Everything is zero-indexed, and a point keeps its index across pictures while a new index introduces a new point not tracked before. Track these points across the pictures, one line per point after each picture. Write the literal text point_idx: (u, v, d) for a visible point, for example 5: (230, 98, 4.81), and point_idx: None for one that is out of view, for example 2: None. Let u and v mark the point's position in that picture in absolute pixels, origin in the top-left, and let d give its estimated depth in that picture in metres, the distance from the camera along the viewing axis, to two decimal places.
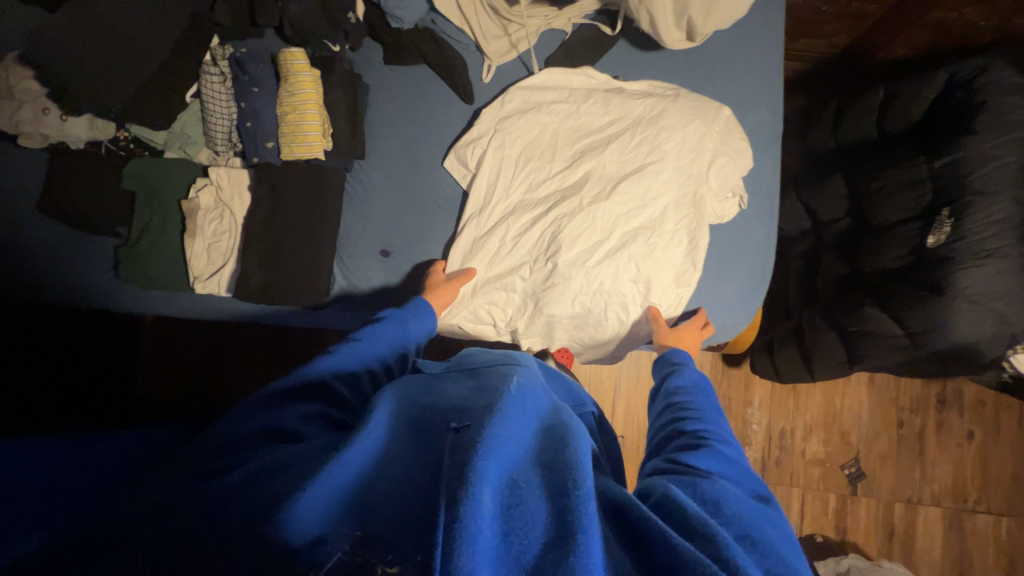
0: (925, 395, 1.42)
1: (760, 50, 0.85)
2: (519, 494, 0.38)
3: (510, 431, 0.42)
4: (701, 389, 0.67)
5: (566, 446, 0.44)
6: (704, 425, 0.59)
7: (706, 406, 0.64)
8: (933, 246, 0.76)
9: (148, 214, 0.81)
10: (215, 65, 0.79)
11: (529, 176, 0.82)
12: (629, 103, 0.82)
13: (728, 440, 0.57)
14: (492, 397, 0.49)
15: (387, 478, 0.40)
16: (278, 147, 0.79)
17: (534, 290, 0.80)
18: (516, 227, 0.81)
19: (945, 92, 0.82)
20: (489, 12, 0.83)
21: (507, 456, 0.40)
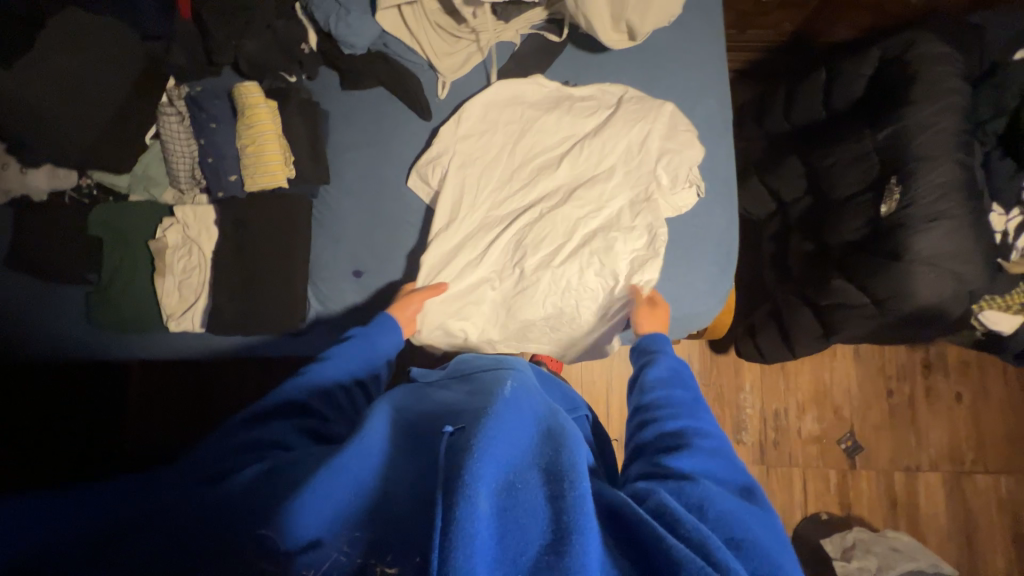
0: (910, 361, 1.44)
1: (702, 43, 0.88)
2: (517, 495, 0.38)
3: (505, 430, 0.42)
4: (680, 378, 0.64)
5: (555, 450, 0.44)
6: (686, 422, 0.58)
7: (684, 399, 0.62)
8: (887, 214, 0.79)
9: (117, 258, 0.81)
10: (171, 106, 0.80)
11: (490, 191, 0.84)
12: (577, 114, 0.85)
13: (708, 432, 0.57)
14: (486, 401, 0.50)
15: (394, 486, 0.41)
16: (241, 180, 0.79)
17: (507, 302, 0.81)
18: (481, 242, 0.83)
19: (881, 67, 0.85)
20: (439, 30, 0.85)
21: (503, 457, 0.41)
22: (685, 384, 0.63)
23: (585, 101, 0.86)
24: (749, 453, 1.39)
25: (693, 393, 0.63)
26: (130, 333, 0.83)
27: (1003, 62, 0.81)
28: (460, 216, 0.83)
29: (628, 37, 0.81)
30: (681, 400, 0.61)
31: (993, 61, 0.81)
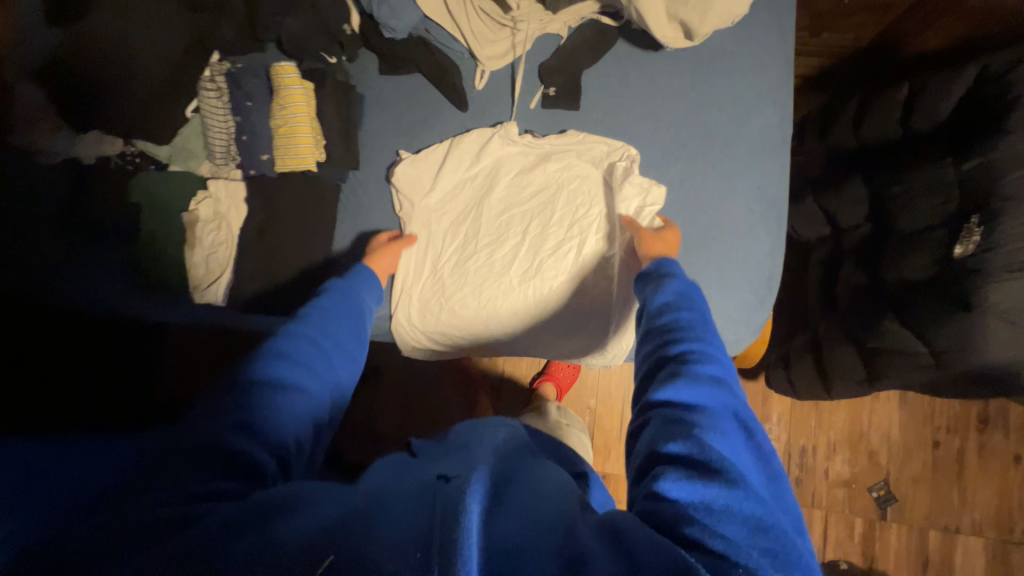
0: (965, 413, 1.31)
1: (766, 47, 0.80)
2: (503, 525, 0.36)
3: (493, 475, 0.41)
4: (690, 303, 0.62)
5: (553, 499, 0.41)
6: (694, 345, 0.56)
7: (690, 320, 0.59)
8: (961, 255, 0.70)
9: (151, 226, 0.82)
10: (211, 81, 0.80)
11: (457, 279, 0.82)
12: (577, 221, 0.81)
13: (719, 361, 0.54)
14: (479, 449, 0.47)
15: (384, 499, 0.40)
16: (273, 159, 0.80)
17: (487, 326, 0.82)
18: (454, 286, 0.82)
19: (976, 87, 0.75)
20: (483, 16, 0.82)
21: (494, 493, 0.39)
22: (694, 308, 0.61)
23: (555, 157, 0.82)
24: None
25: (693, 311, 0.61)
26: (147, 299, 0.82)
27: None
28: (430, 325, 0.82)
29: (683, 35, 0.75)
30: (691, 324, 0.58)
31: None
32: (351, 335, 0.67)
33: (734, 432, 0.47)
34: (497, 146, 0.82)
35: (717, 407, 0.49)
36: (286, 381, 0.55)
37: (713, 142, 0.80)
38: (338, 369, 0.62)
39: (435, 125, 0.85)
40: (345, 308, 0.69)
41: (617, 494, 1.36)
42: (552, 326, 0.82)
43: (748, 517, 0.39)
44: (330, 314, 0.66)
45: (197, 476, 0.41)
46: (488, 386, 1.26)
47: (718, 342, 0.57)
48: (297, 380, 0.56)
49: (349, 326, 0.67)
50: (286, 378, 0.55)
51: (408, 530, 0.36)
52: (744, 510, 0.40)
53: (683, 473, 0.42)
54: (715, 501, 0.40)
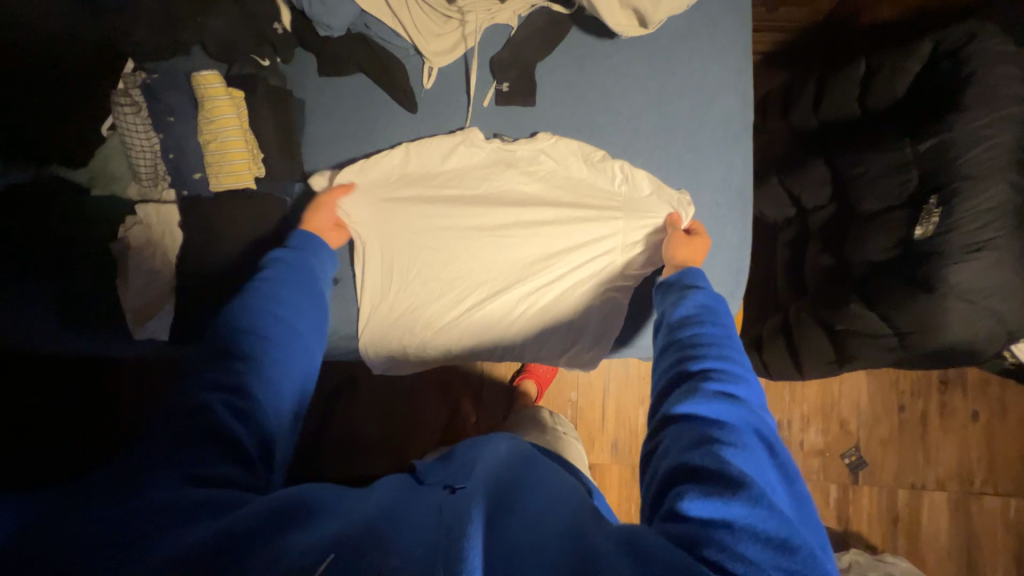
0: (926, 376, 1.36)
1: (724, 31, 0.78)
2: (506, 526, 0.38)
3: (500, 482, 0.43)
4: (714, 316, 0.59)
5: (561, 505, 0.42)
6: (718, 358, 0.54)
7: (714, 334, 0.57)
8: (921, 238, 0.70)
9: (61, 257, 0.71)
10: (126, 95, 0.72)
11: (427, 292, 0.78)
12: (552, 227, 0.78)
13: (746, 376, 0.53)
14: (486, 460, 0.48)
15: (401, 509, 0.41)
16: (206, 177, 0.74)
17: (466, 337, 0.79)
18: (425, 300, 0.78)
19: (930, 65, 0.74)
20: (426, 8, 0.76)
21: (502, 498, 0.41)
22: (719, 321, 0.58)
23: (521, 160, 0.78)
24: None
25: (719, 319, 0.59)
26: (77, 335, 0.73)
27: None
28: (398, 342, 0.78)
29: (638, 23, 0.73)
30: (715, 338, 0.56)
31: None
32: (317, 307, 0.63)
33: (761, 451, 0.45)
34: (463, 152, 0.78)
35: (743, 429, 0.47)
36: (264, 357, 0.52)
37: (674, 133, 0.77)
38: (314, 349, 0.60)
39: (384, 130, 0.80)
40: (306, 275, 0.64)
41: (603, 484, 1.37)
42: (534, 323, 0.79)
43: (773, 541, 0.38)
44: (283, 286, 0.61)
45: (187, 462, 0.41)
46: (470, 391, 1.21)
47: (744, 359, 0.55)
48: (274, 354, 0.53)
49: (314, 300, 0.63)
50: (266, 355, 0.53)
51: (417, 534, 0.37)
52: (768, 533, 0.38)
53: (706, 488, 0.41)
54: (739, 520, 0.39)
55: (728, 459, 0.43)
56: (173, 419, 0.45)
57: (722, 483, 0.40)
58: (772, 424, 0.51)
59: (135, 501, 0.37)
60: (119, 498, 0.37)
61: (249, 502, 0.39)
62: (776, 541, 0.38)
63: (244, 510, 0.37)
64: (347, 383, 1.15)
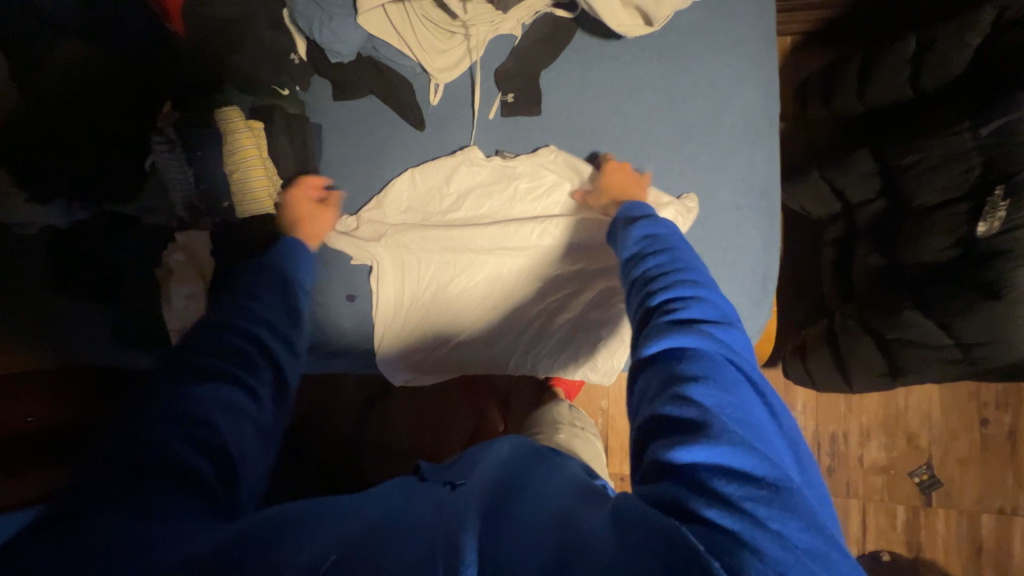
0: (1014, 387, 1.19)
1: (743, 19, 0.72)
2: (503, 533, 0.34)
3: (503, 485, 0.39)
4: (662, 246, 0.56)
5: (557, 503, 0.37)
6: (669, 288, 0.51)
7: (663, 263, 0.54)
8: (985, 236, 0.61)
9: (121, 281, 0.82)
10: (161, 135, 0.77)
11: (441, 306, 0.79)
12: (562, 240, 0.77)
13: (696, 293, 0.49)
14: (486, 459, 0.44)
15: (400, 517, 0.37)
16: (233, 206, 0.80)
17: (482, 346, 0.79)
18: (439, 313, 0.79)
19: (994, 35, 0.64)
20: (430, 26, 0.76)
21: (501, 503, 0.37)
22: (667, 250, 0.55)
23: (530, 177, 0.77)
24: None
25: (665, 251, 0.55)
26: (133, 351, 0.82)
27: None
28: (416, 355, 0.80)
29: (643, 21, 0.69)
30: (664, 268, 0.53)
31: None
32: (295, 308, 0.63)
33: (725, 370, 0.42)
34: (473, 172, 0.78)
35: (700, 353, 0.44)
36: (244, 366, 0.53)
37: (690, 134, 0.73)
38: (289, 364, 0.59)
39: (395, 150, 0.81)
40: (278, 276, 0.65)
41: None
42: (546, 335, 0.79)
43: (747, 473, 0.35)
44: (267, 291, 0.61)
45: (168, 489, 0.41)
46: (497, 398, 1.19)
47: (696, 276, 0.52)
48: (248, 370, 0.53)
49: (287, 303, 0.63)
50: (247, 363, 0.53)
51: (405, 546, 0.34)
52: (734, 462, 0.36)
53: (672, 438, 0.38)
54: (706, 460, 0.36)
55: (686, 395, 0.40)
56: (164, 436, 0.44)
57: (683, 426, 0.38)
58: (737, 333, 0.47)
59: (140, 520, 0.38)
60: (123, 516, 0.38)
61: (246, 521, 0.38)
62: (743, 471, 0.35)
63: (225, 534, 0.37)
64: (374, 394, 1.18)
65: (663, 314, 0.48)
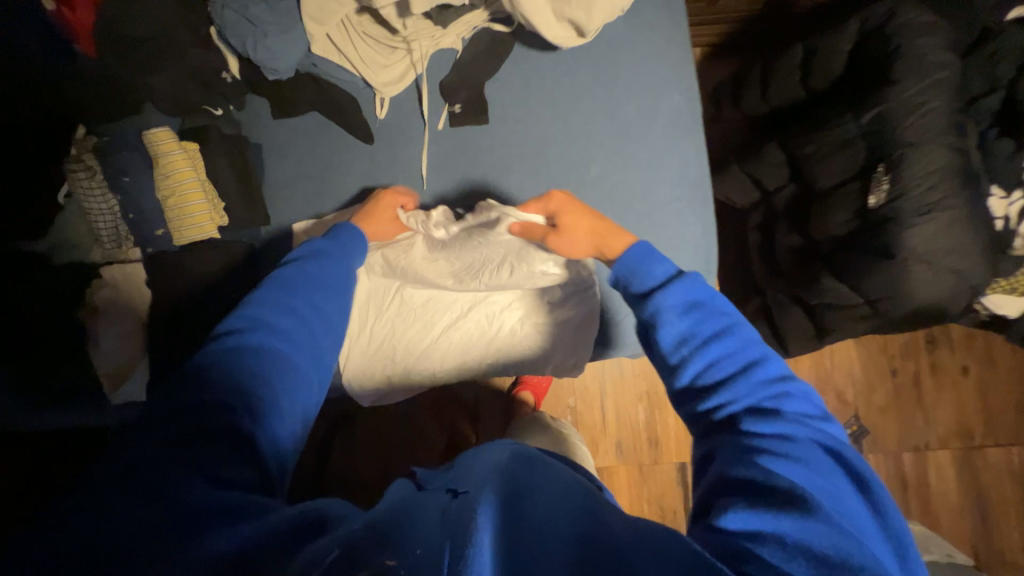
0: (913, 338, 1.38)
1: (661, 31, 0.80)
2: (519, 525, 0.36)
3: (517, 479, 0.39)
4: (718, 309, 0.51)
5: (565, 501, 0.38)
6: (734, 362, 0.47)
7: (721, 329, 0.49)
8: (876, 207, 0.72)
9: (38, 327, 0.71)
10: (77, 160, 0.72)
11: (407, 324, 0.80)
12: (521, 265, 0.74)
13: (784, 377, 0.47)
14: (487, 460, 0.44)
15: (407, 524, 0.37)
16: (170, 233, 0.74)
17: (450, 360, 0.81)
18: (405, 332, 0.80)
19: (861, 40, 0.76)
20: (369, 40, 0.77)
21: (517, 509, 0.37)
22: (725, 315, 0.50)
23: (484, 185, 0.80)
24: None
25: (729, 306, 0.52)
26: (56, 404, 0.73)
27: (996, 26, 0.72)
28: (383, 374, 0.80)
29: (575, 33, 0.73)
30: (724, 334, 0.49)
31: (982, 30, 0.72)
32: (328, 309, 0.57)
33: (821, 459, 0.40)
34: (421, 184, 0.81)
35: (784, 438, 0.41)
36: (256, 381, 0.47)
37: (627, 135, 0.79)
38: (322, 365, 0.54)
39: (342, 165, 0.80)
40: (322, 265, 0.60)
41: (613, 487, 1.36)
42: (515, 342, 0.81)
43: (842, 561, 0.32)
44: (303, 288, 0.56)
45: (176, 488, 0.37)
46: (466, 412, 1.19)
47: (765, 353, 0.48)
48: (284, 363, 0.50)
49: (326, 296, 0.58)
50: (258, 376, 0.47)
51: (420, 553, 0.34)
52: (823, 547, 0.33)
53: (752, 503, 0.37)
54: (791, 533, 0.34)
55: (767, 466, 0.39)
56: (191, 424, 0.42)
57: (771, 497, 0.36)
58: (819, 417, 0.44)
59: (150, 512, 0.35)
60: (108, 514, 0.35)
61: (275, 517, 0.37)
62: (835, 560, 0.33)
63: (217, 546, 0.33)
64: (339, 422, 1.13)
65: (745, 386, 0.46)
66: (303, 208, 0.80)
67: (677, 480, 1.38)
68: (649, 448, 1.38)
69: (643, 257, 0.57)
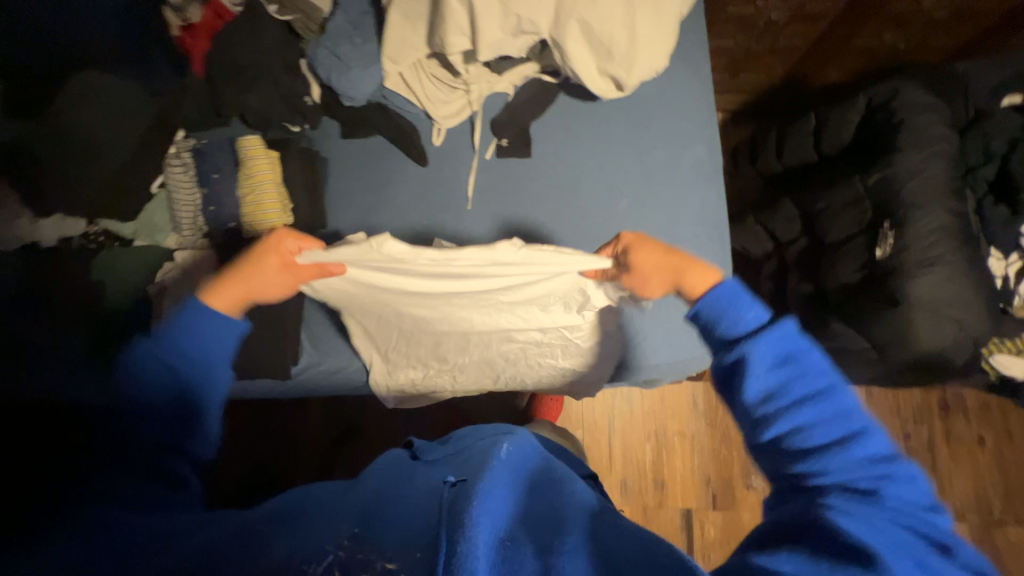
0: (926, 402, 1.38)
1: (689, 92, 0.91)
2: (508, 541, 0.43)
3: (494, 481, 0.48)
4: (809, 365, 0.47)
5: (551, 507, 0.49)
6: (824, 429, 0.44)
7: (811, 389, 0.45)
8: (882, 258, 0.78)
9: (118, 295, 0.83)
10: (178, 158, 0.85)
11: (445, 344, 0.85)
12: (551, 291, 0.77)
13: (888, 455, 0.43)
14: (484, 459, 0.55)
15: (401, 518, 0.46)
16: (239, 226, 0.83)
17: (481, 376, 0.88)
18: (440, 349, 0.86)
19: (868, 113, 0.85)
20: (434, 81, 0.89)
21: (497, 516, 0.44)
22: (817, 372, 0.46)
23: (521, 209, 0.88)
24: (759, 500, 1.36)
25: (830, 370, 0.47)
26: None
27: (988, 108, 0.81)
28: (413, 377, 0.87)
29: (614, 86, 0.83)
30: (814, 394, 0.45)
31: (979, 109, 0.81)
32: (213, 353, 0.57)
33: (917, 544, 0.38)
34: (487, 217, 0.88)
35: (877, 526, 0.38)
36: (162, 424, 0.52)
37: (654, 176, 0.88)
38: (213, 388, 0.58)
39: (397, 182, 0.90)
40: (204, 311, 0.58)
41: None
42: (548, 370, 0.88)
43: None
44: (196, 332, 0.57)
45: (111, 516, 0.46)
46: None
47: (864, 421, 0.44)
48: (201, 391, 0.56)
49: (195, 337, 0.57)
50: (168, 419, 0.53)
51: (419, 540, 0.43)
52: None
53: (805, 551, 0.38)
54: None
55: (845, 531, 0.38)
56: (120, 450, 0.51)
57: (831, 550, 0.38)
58: (918, 502, 0.41)
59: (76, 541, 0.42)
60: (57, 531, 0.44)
61: (241, 520, 0.47)
62: None
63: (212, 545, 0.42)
64: (355, 428, 1.18)
65: (838, 461, 0.43)
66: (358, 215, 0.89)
67: (681, 526, 1.35)
68: (655, 490, 1.37)
69: (727, 301, 0.52)
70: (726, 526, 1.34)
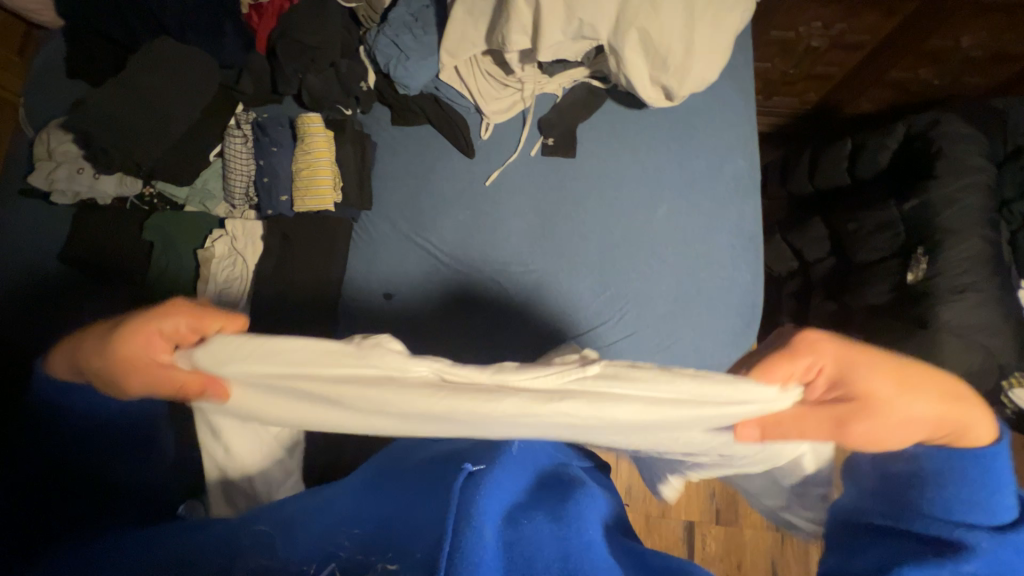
0: None
1: (733, 107, 0.94)
2: (522, 525, 0.41)
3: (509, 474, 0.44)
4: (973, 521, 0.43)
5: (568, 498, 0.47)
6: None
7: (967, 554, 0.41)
8: (914, 282, 0.80)
9: (164, 259, 0.85)
10: (238, 129, 0.88)
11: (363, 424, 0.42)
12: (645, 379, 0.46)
13: None
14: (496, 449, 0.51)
15: (395, 505, 0.44)
16: (291, 200, 0.86)
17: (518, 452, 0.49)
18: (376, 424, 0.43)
19: (906, 143, 0.88)
20: (488, 78, 0.92)
21: (505, 497, 0.43)
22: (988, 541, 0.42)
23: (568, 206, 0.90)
24: (763, 519, 1.35)
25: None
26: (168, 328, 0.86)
27: None
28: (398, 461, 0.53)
29: (664, 96, 0.87)
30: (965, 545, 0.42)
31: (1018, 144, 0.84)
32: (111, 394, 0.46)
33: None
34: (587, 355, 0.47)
35: None
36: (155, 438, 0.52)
37: (696, 186, 0.90)
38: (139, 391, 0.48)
39: (442, 171, 0.92)
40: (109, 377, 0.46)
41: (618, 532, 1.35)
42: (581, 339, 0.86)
43: None
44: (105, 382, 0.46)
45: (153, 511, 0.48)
46: None
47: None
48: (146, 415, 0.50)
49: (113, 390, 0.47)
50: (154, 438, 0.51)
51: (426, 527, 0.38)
52: None
53: None
54: None
55: None
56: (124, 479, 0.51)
57: None
58: None
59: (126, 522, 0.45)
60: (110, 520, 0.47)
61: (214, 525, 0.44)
62: None
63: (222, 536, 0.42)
64: None
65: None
66: (401, 200, 0.91)
67: (682, 538, 1.35)
68: (659, 500, 1.37)
69: (978, 473, 0.44)
70: (727, 542, 1.33)
